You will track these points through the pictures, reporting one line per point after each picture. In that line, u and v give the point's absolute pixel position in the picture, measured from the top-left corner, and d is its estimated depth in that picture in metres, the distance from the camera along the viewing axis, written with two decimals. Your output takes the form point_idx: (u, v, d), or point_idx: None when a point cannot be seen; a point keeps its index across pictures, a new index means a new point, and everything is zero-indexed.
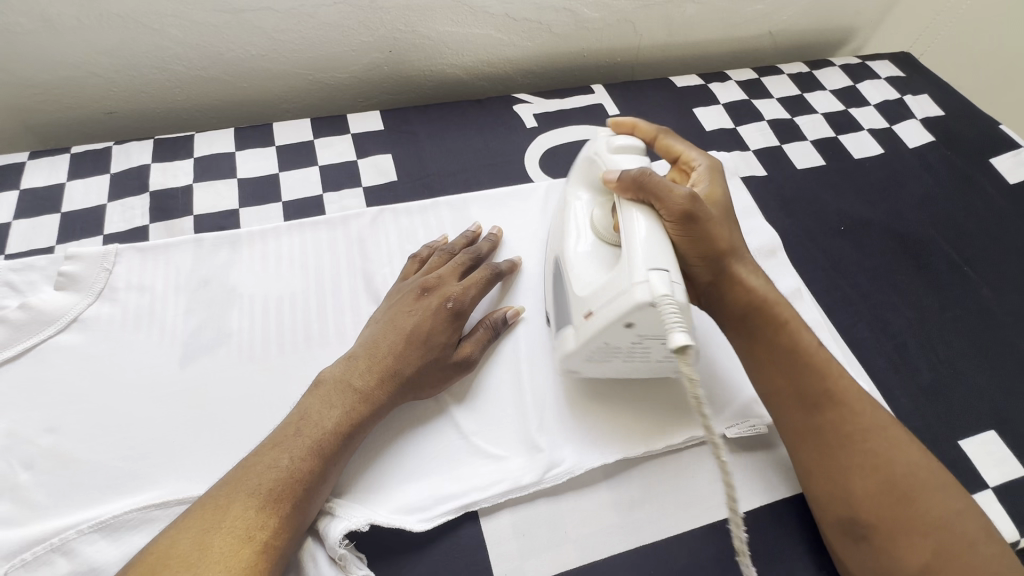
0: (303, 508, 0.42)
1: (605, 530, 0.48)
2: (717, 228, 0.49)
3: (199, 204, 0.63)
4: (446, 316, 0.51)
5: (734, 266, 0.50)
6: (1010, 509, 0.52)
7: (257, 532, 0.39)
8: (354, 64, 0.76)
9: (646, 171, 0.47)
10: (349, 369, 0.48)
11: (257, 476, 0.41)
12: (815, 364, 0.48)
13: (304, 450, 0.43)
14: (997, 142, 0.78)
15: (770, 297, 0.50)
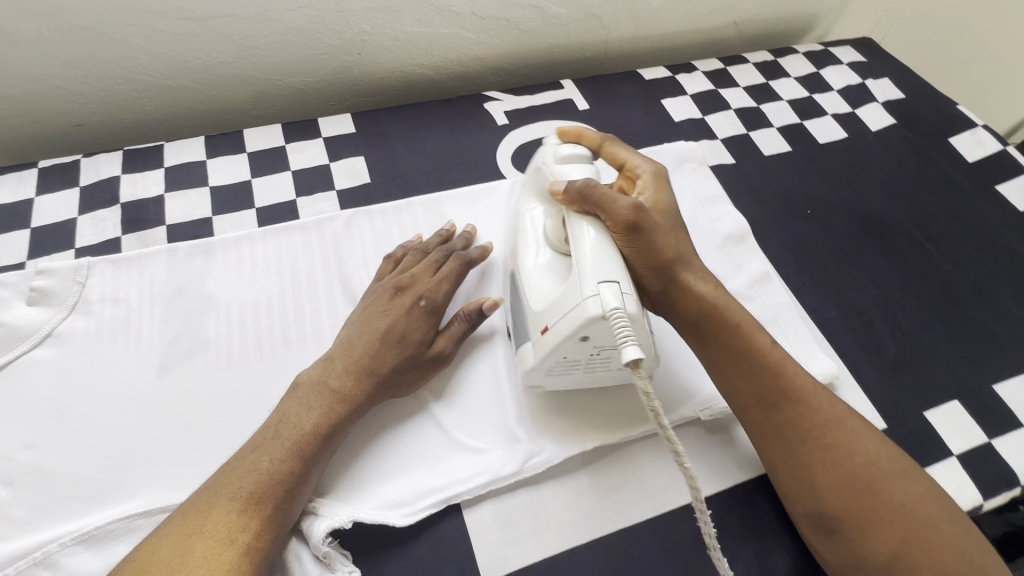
0: (286, 508, 0.43)
1: (585, 515, 0.50)
2: (664, 236, 0.50)
3: (171, 213, 0.63)
4: (421, 313, 0.53)
5: (684, 272, 0.51)
6: (973, 474, 0.54)
7: (239, 534, 0.40)
8: (323, 67, 0.76)
9: (591, 181, 0.48)
10: (325, 372, 0.49)
11: (237, 478, 0.42)
12: (770, 363, 0.50)
13: (284, 451, 0.44)
14: (955, 122, 0.81)
15: (719, 301, 0.51)
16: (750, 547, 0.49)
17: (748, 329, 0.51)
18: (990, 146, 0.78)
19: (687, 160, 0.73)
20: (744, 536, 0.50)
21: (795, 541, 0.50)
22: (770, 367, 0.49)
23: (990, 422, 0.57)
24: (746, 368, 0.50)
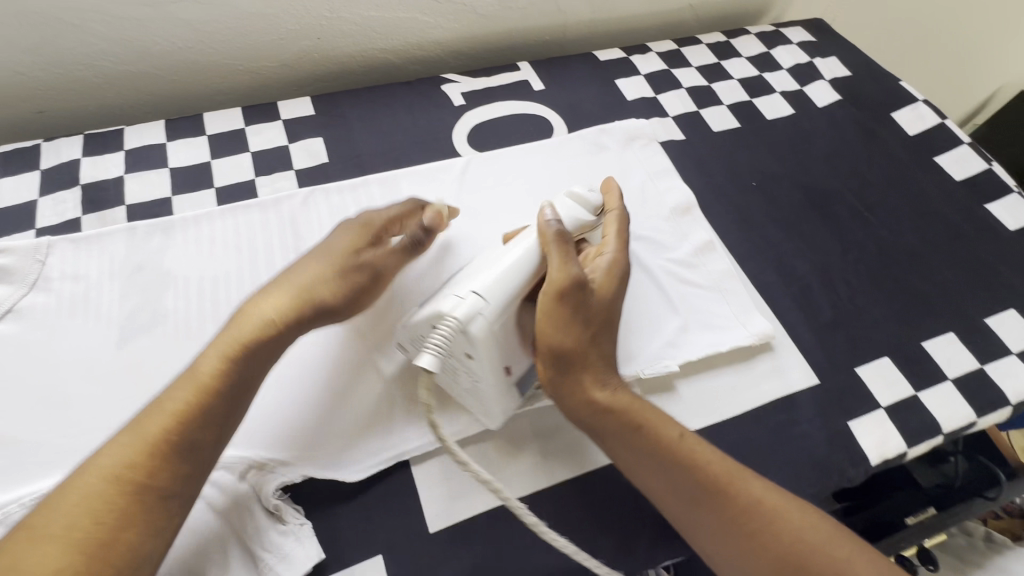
0: (205, 448, 0.42)
1: (528, 469, 0.53)
2: (579, 318, 0.49)
3: (131, 194, 0.65)
4: (366, 241, 0.52)
5: (586, 362, 0.49)
6: (900, 425, 0.57)
7: (119, 478, 0.39)
8: (282, 52, 0.78)
9: (563, 235, 0.51)
10: (259, 306, 0.48)
11: (145, 419, 0.41)
12: (680, 455, 0.47)
13: (197, 389, 0.43)
14: (898, 98, 0.84)
15: (617, 397, 0.49)
16: None
17: (658, 426, 0.48)
18: (930, 120, 0.81)
19: (638, 137, 0.75)
20: None
21: None
22: (680, 463, 0.47)
23: (918, 376, 0.60)
24: (644, 460, 0.47)
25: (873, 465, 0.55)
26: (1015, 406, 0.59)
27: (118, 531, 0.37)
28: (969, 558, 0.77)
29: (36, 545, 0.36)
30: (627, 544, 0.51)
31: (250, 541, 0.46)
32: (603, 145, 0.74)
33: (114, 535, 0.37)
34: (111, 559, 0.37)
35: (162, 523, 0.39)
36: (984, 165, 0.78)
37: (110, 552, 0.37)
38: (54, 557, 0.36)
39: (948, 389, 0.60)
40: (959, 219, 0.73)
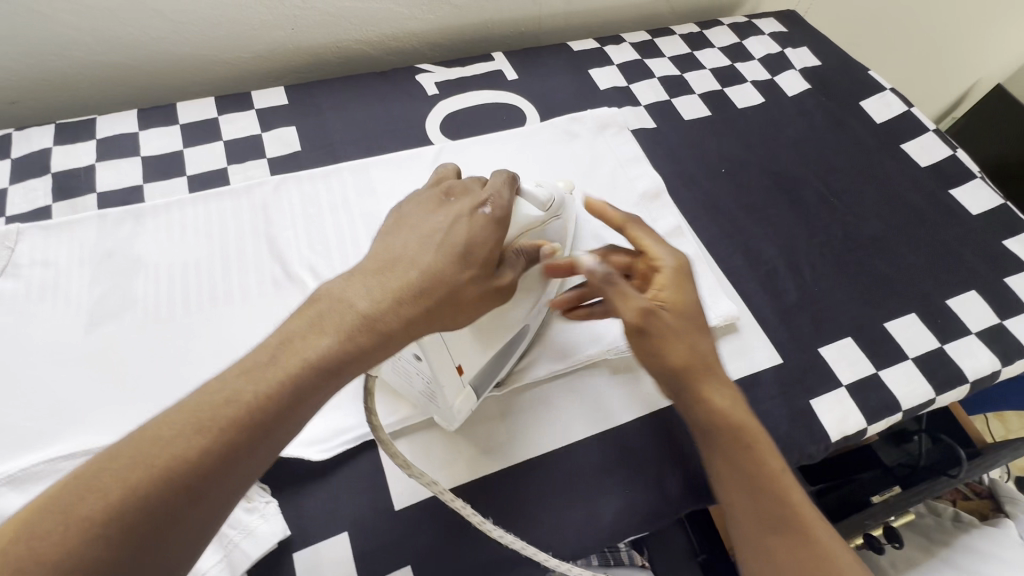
0: (259, 449, 0.35)
1: (494, 447, 0.53)
2: (675, 342, 0.46)
3: (102, 182, 0.65)
4: (477, 222, 0.44)
5: (699, 383, 0.46)
6: (860, 402, 0.58)
7: (173, 464, 0.32)
8: (256, 43, 0.78)
9: (608, 274, 0.47)
10: (368, 291, 0.39)
11: (214, 407, 0.34)
12: (771, 478, 0.44)
13: (282, 380, 0.36)
14: (866, 87, 0.85)
15: (735, 414, 0.46)
16: (645, 470, 0.54)
17: (756, 436, 0.46)
18: (896, 108, 0.83)
19: (609, 125, 0.76)
20: (642, 461, 0.54)
21: (690, 465, 0.54)
22: (761, 478, 0.44)
23: (879, 355, 0.62)
24: (733, 473, 0.45)
25: (832, 441, 0.57)
26: (972, 383, 0.61)
27: (150, 528, 0.31)
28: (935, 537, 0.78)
29: (50, 525, 0.30)
30: (593, 519, 0.51)
31: None
32: (575, 133, 0.75)
33: (141, 532, 0.31)
34: (129, 559, 0.31)
35: (194, 532, 0.33)
36: (949, 151, 0.79)
37: (133, 552, 0.31)
38: (70, 543, 0.29)
39: (909, 367, 0.61)
40: (924, 204, 0.74)
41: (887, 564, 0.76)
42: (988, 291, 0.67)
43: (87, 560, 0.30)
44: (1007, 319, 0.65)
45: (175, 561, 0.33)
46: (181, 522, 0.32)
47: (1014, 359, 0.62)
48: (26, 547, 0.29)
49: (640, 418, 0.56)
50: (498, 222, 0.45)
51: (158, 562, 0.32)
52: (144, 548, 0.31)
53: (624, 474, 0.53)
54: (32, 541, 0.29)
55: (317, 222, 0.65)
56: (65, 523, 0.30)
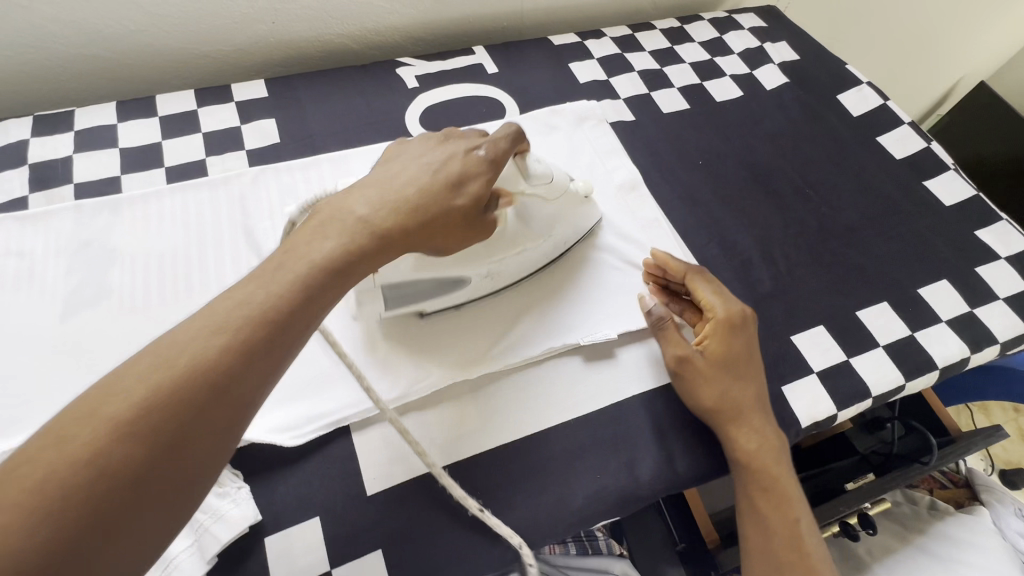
0: (281, 348, 0.36)
1: (467, 433, 0.54)
2: (706, 387, 0.54)
3: (80, 173, 0.65)
4: (471, 163, 0.48)
5: (729, 426, 0.54)
6: (830, 388, 0.59)
7: (192, 357, 0.32)
8: (238, 36, 0.77)
9: (660, 321, 0.58)
10: (370, 209, 0.43)
11: (224, 313, 0.34)
12: (783, 520, 0.51)
13: (289, 281, 0.37)
14: (844, 81, 0.86)
15: (763, 458, 0.53)
16: (616, 456, 0.55)
17: (776, 470, 0.53)
18: (872, 102, 0.84)
19: (588, 118, 0.77)
20: (613, 447, 0.55)
21: (660, 451, 0.55)
22: (768, 519, 0.52)
23: (850, 343, 0.62)
24: (778, 500, 0.52)
25: (802, 427, 0.58)
26: (941, 370, 0.62)
27: (173, 424, 0.31)
28: (911, 525, 0.79)
29: (72, 426, 0.29)
30: (564, 503, 0.52)
31: None
32: (553, 126, 0.75)
33: (165, 429, 0.31)
34: (155, 453, 0.30)
35: (217, 433, 0.33)
36: (923, 144, 0.80)
37: (158, 447, 0.30)
38: (92, 438, 0.29)
39: (879, 355, 0.62)
40: (898, 195, 0.75)
41: (865, 554, 0.76)
42: (959, 280, 0.68)
43: (114, 453, 0.29)
44: (977, 307, 0.66)
45: (201, 463, 0.32)
46: (204, 418, 0.32)
47: (983, 347, 0.63)
48: (49, 450, 0.28)
49: (612, 404, 0.57)
50: (493, 165, 0.49)
51: (184, 460, 0.31)
52: (168, 442, 0.31)
53: (595, 459, 0.54)
54: (56, 443, 0.29)
55: (295, 213, 0.65)
56: (87, 420, 0.29)
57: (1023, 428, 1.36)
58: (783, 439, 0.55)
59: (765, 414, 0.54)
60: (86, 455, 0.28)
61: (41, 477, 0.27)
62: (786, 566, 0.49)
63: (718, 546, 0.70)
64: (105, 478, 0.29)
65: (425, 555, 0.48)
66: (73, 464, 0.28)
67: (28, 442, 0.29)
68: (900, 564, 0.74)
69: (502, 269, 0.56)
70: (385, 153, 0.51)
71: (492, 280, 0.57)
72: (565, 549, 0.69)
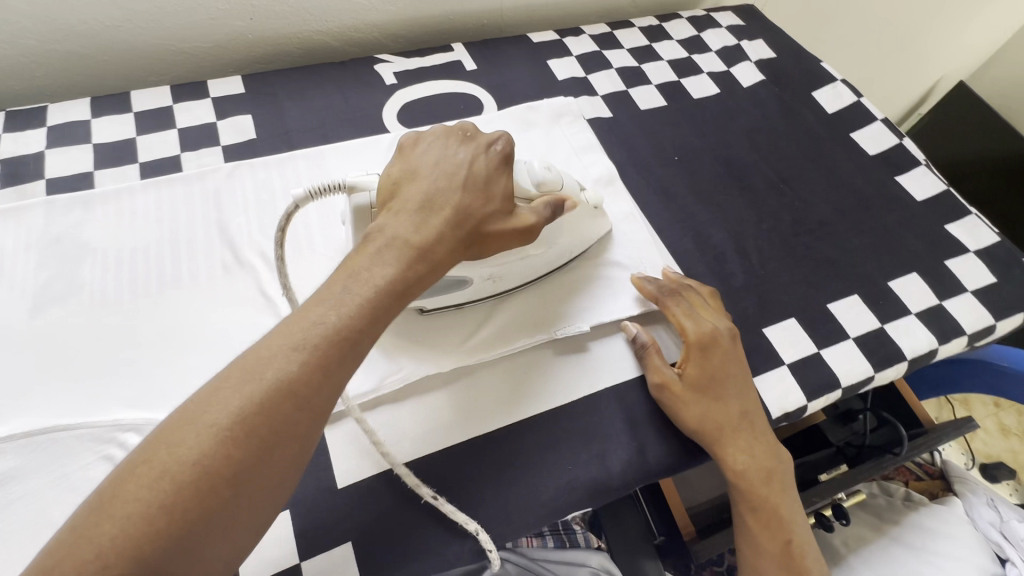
0: (344, 367, 0.39)
1: (440, 427, 0.54)
2: (688, 410, 0.54)
3: (52, 168, 0.65)
4: (491, 162, 0.50)
5: (717, 446, 0.54)
6: (800, 380, 0.60)
7: (278, 375, 0.37)
8: (214, 32, 0.77)
9: (643, 351, 0.58)
10: (410, 227, 0.45)
11: (303, 332, 0.38)
12: (774, 530, 0.53)
13: (351, 305, 0.40)
14: (819, 78, 0.87)
15: (752, 474, 0.53)
16: (588, 447, 0.55)
17: (762, 488, 0.54)
18: (846, 99, 0.85)
19: (565, 114, 0.77)
20: (585, 438, 0.56)
21: (632, 443, 0.56)
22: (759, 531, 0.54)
23: (821, 335, 0.63)
24: (767, 519, 0.53)
25: (773, 417, 0.58)
26: (909, 361, 0.63)
27: (261, 434, 0.35)
28: (887, 516, 0.80)
29: (181, 436, 0.34)
30: (536, 494, 0.52)
31: None
32: (531, 122, 0.76)
33: (257, 440, 0.35)
34: (249, 460, 0.34)
35: (296, 442, 0.37)
36: (896, 140, 0.81)
37: (251, 455, 0.35)
38: (199, 446, 0.33)
39: (850, 346, 0.63)
40: (870, 191, 0.76)
41: (843, 548, 0.76)
42: (929, 274, 0.69)
43: (216, 459, 0.33)
44: (946, 300, 0.67)
45: (284, 469, 0.37)
46: (287, 429, 0.36)
47: (951, 338, 0.64)
48: (165, 455, 0.33)
49: (584, 396, 0.58)
50: (506, 162, 0.51)
51: (272, 466, 0.36)
52: (259, 451, 0.35)
53: (567, 451, 0.55)
54: (169, 449, 0.33)
55: (270, 208, 0.65)
56: (194, 432, 0.34)
57: (1002, 423, 1.38)
58: (781, 461, 0.55)
59: (752, 433, 0.54)
60: (195, 461, 0.33)
61: (160, 478, 0.32)
62: None
63: (695, 538, 0.69)
64: (212, 480, 0.33)
65: (396, 546, 0.49)
66: (186, 468, 0.33)
67: (149, 446, 0.34)
68: (874, 555, 0.75)
69: (503, 275, 0.56)
70: (403, 143, 0.52)
71: (491, 285, 0.57)
72: (543, 542, 0.68)
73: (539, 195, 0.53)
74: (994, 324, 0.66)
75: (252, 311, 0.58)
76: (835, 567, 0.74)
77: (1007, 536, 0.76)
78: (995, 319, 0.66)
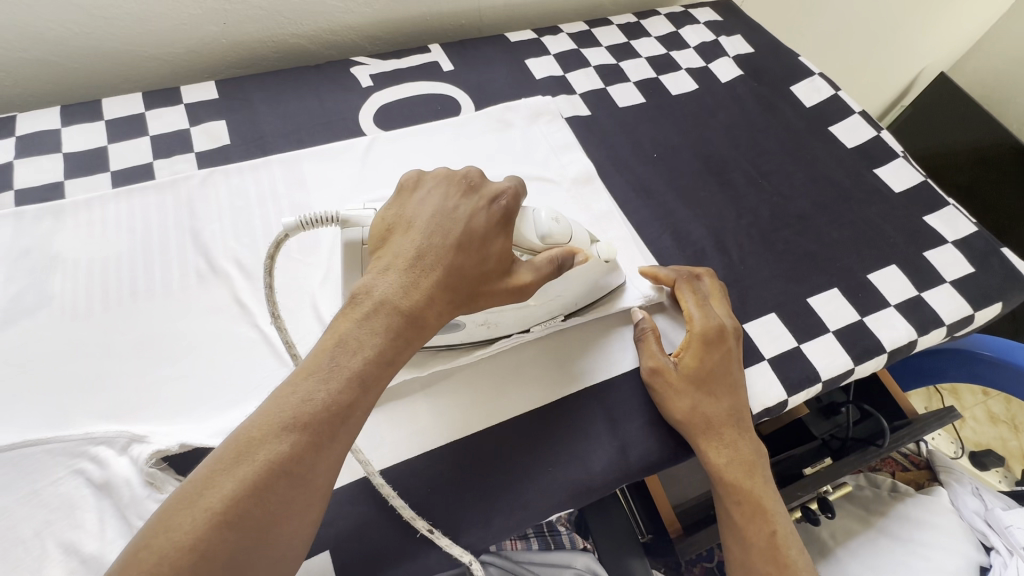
0: (338, 442, 0.38)
1: (419, 430, 0.54)
2: (677, 398, 0.54)
3: (21, 178, 0.64)
4: (492, 218, 0.47)
5: (702, 436, 0.54)
6: (780, 374, 0.60)
7: (270, 457, 0.36)
8: (187, 38, 0.76)
9: (644, 334, 0.58)
10: (399, 288, 0.43)
11: (294, 408, 0.37)
12: (761, 520, 0.53)
13: (342, 378, 0.39)
14: (797, 72, 0.88)
15: (736, 465, 0.53)
16: (568, 446, 0.55)
17: (746, 477, 0.53)
18: (825, 93, 0.85)
19: (543, 114, 0.77)
20: (566, 438, 0.55)
21: (614, 441, 0.56)
22: (746, 522, 0.53)
23: (800, 329, 0.63)
24: (752, 508, 0.53)
25: (753, 413, 0.58)
26: (889, 353, 0.63)
27: (256, 514, 0.35)
28: (874, 508, 0.80)
29: (179, 519, 0.34)
30: (517, 495, 0.52)
31: (126, 512, 0.47)
32: (509, 123, 0.76)
33: (250, 521, 0.34)
34: (245, 541, 0.34)
35: (294, 518, 0.36)
36: (874, 133, 0.82)
37: (248, 535, 0.34)
38: (195, 532, 0.33)
39: (830, 340, 0.63)
40: (849, 183, 0.77)
41: (830, 539, 0.77)
42: (907, 266, 0.69)
43: (211, 543, 0.33)
44: (925, 291, 0.67)
45: (284, 545, 0.36)
46: (282, 508, 0.36)
47: (929, 329, 0.65)
48: (162, 540, 0.33)
49: (558, 398, 0.57)
50: (509, 219, 0.47)
51: (273, 544, 0.35)
52: (256, 531, 0.35)
53: (547, 453, 0.54)
54: (167, 533, 0.33)
55: (245, 215, 0.64)
56: (189, 516, 0.34)
57: (991, 411, 1.39)
58: (761, 455, 0.55)
59: (740, 430, 0.54)
60: (192, 546, 0.33)
61: (158, 566, 0.32)
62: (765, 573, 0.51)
63: (680, 536, 0.69)
64: (208, 564, 0.33)
65: (374, 550, 0.49)
66: (183, 553, 0.32)
67: (148, 532, 0.34)
68: (861, 546, 0.76)
69: (498, 320, 0.53)
70: (404, 182, 0.49)
71: (485, 329, 0.54)
72: (527, 543, 0.69)
73: (544, 247, 0.50)
74: (972, 315, 0.66)
75: (228, 319, 0.58)
76: (822, 560, 0.75)
77: (991, 525, 0.76)
78: (973, 309, 0.67)
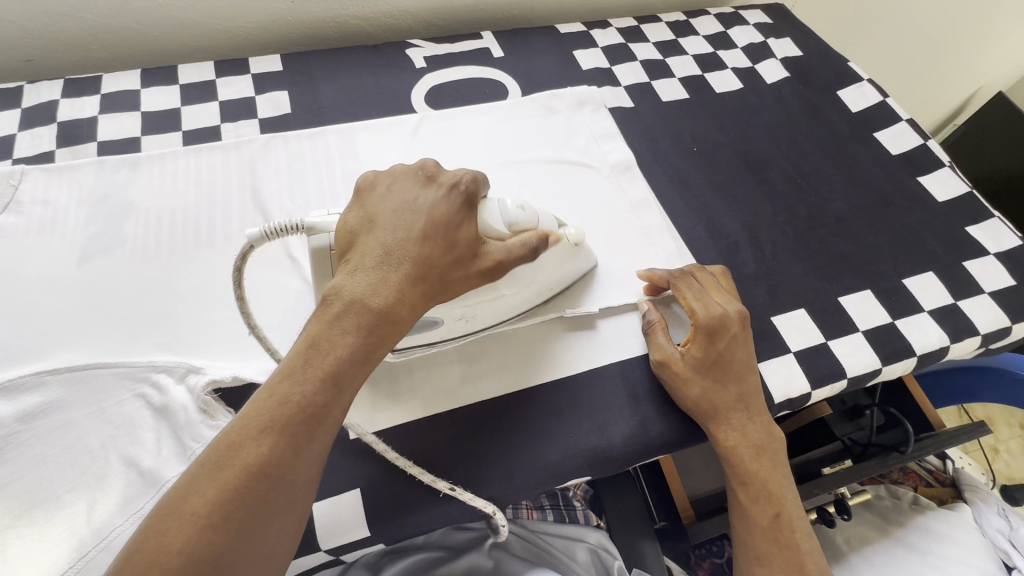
0: (314, 437, 0.39)
1: (454, 388, 0.57)
2: (685, 386, 0.55)
3: (103, 132, 0.70)
4: (453, 205, 0.47)
5: (710, 424, 0.55)
6: (806, 367, 0.61)
7: (248, 462, 0.36)
8: (257, 14, 0.81)
9: (654, 325, 0.59)
10: (369, 286, 0.43)
11: (269, 412, 0.38)
12: (769, 499, 0.54)
13: (316, 378, 0.40)
14: (845, 77, 0.87)
15: (745, 449, 0.54)
16: (589, 415, 0.57)
17: (754, 458, 0.54)
18: (872, 99, 0.85)
19: (587, 103, 0.79)
20: (588, 410, 0.57)
21: (636, 416, 0.57)
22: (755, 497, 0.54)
23: (830, 326, 0.64)
24: (759, 489, 0.54)
25: (775, 402, 0.59)
26: (918, 357, 0.63)
27: (240, 514, 0.35)
28: (893, 517, 0.79)
29: (167, 526, 0.34)
30: (539, 458, 0.55)
31: (180, 432, 0.51)
32: (553, 109, 0.78)
33: (234, 523, 0.35)
34: (231, 543, 0.35)
35: (278, 516, 0.37)
36: (921, 141, 0.81)
37: (233, 535, 0.35)
38: (183, 536, 0.34)
39: (859, 339, 0.63)
40: (890, 189, 0.76)
41: (846, 547, 0.77)
42: (946, 274, 0.69)
43: (200, 546, 0.34)
44: (962, 299, 0.67)
45: (272, 540, 0.37)
46: (266, 506, 0.36)
47: (963, 337, 0.64)
48: (152, 545, 0.33)
49: (585, 368, 0.59)
50: (470, 208, 0.48)
51: (257, 543, 0.36)
52: (239, 532, 0.35)
53: (570, 420, 0.56)
54: (156, 538, 0.34)
55: (300, 178, 0.69)
56: (175, 521, 0.34)
57: None
58: (772, 438, 0.56)
59: (749, 415, 0.55)
60: (181, 550, 0.33)
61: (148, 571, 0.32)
62: (768, 556, 0.52)
63: (693, 522, 0.71)
64: (198, 566, 0.33)
65: (400, 493, 0.52)
66: (173, 557, 0.33)
67: (139, 541, 0.34)
68: (877, 554, 0.75)
69: (477, 313, 0.54)
70: (361, 185, 0.50)
71: (466, 323, 0.55)
72: (543, 515, 0.71)
73: (514, 234, 0.50)
74: (1010, 327, 0.66)
75: (279, 272, 0.61)
76: (836, 564, 0.74)
77: (1016, 545, 0.74)
78: (1011, 321, 0.66)
